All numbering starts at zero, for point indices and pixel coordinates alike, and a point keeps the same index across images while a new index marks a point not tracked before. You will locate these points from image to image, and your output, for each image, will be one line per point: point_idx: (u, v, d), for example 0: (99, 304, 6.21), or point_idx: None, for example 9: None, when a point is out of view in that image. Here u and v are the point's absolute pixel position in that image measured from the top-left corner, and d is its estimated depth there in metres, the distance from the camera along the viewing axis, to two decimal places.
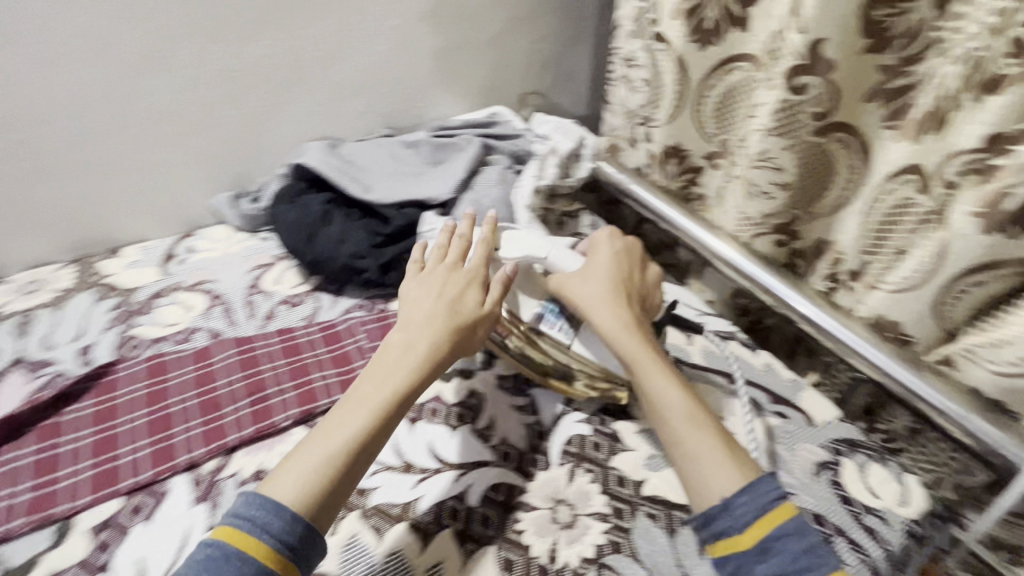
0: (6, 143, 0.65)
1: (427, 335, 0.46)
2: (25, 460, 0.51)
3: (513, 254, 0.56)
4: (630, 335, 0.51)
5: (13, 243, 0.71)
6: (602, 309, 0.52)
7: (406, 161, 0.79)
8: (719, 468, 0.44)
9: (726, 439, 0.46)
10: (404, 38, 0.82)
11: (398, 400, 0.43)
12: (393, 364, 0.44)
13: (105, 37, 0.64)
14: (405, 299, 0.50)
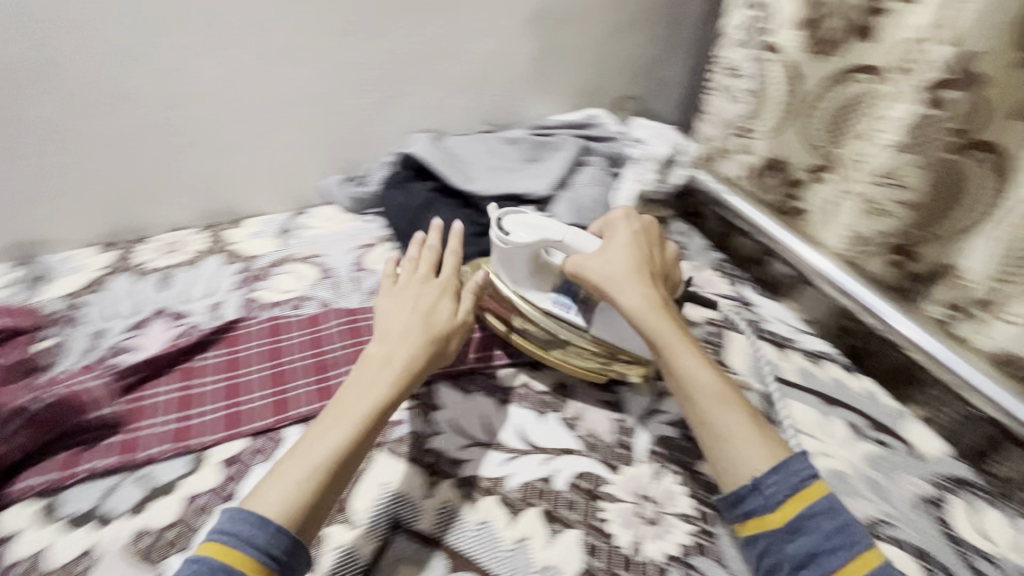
0: (166, 119, 0.72)
1: (406, 344, 0.50)
2: (166, 396, 0.57)
3: (529, 237, 0.54)
4: (658, 315, 0.51)
5: (156, 208, 0.79)
6: (627, 291, 0.51)
7: (504, 156, 0.81)
8: (751, 448, 0.45)
9: (755, 417, 0.47)
10: (514, 39, 0.85)
11: (377, 412, 0.45)
12: (373, 374, 0.47)
13: (259, 28, 0.70)
14: (382, 312, 0.53)
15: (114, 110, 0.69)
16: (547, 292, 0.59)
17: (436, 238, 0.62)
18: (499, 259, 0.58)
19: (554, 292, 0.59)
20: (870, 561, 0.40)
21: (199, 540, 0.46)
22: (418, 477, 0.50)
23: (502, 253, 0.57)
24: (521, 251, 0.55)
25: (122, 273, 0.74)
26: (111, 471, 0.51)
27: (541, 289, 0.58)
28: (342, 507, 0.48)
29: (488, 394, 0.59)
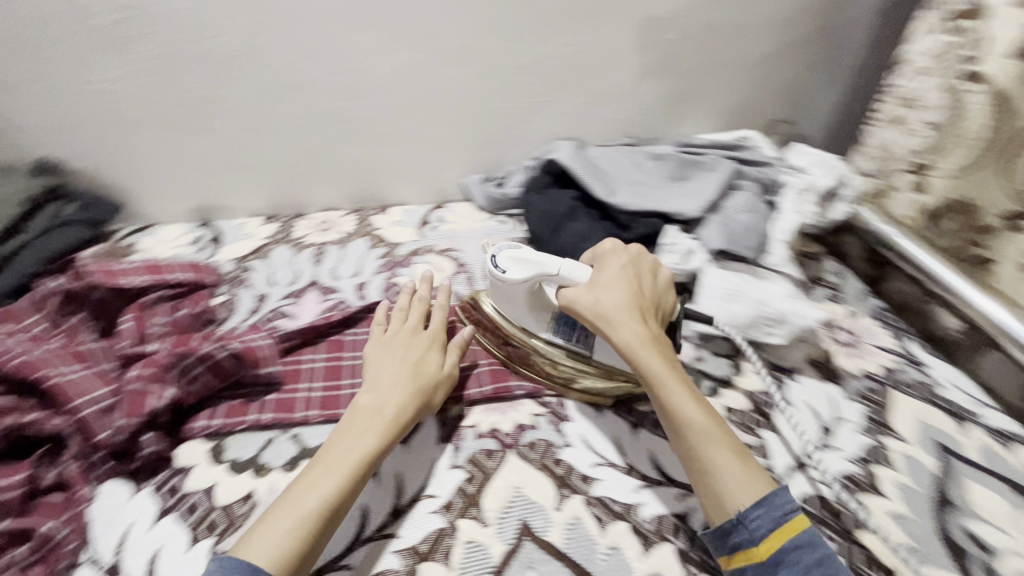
0: (336, 109, 0.76)
1: (397, 394, 0.49)
2: (319, 363, 0.61)
3: (524, 272, 0.54)
4: (650, 348, 0.48)
5: (315, 188, 0.85)
6: (621, 326, 0.49)
7: (650, 172, 0.79)
8: (739, 483, 0.43)
9: (739, 449, 0.46)
10: (672, 52, 0.82)
11: (365, 464, 0.45)
12: (362, 426, 0.47)
13: (433, 27, 0.71)
14: (373, 361, 0.53)
15: (295, 96, 0.74)
16: (546, 324, 0.56)
17: (425, 289, 0.63)
18: (497, 295, 0.57)
19: (552, 324, 0.56)
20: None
21: None
22: (548, 486, 0.50)
23: (498, 287, 0.56)
24: (517, 286, 0.54)
25: (282, 244, 0.80)
26: (269, 425, 0.55)
27: (539, 322, 0.57)
28: (473, 503, 0.49)
29: (619, 414, 0.57)
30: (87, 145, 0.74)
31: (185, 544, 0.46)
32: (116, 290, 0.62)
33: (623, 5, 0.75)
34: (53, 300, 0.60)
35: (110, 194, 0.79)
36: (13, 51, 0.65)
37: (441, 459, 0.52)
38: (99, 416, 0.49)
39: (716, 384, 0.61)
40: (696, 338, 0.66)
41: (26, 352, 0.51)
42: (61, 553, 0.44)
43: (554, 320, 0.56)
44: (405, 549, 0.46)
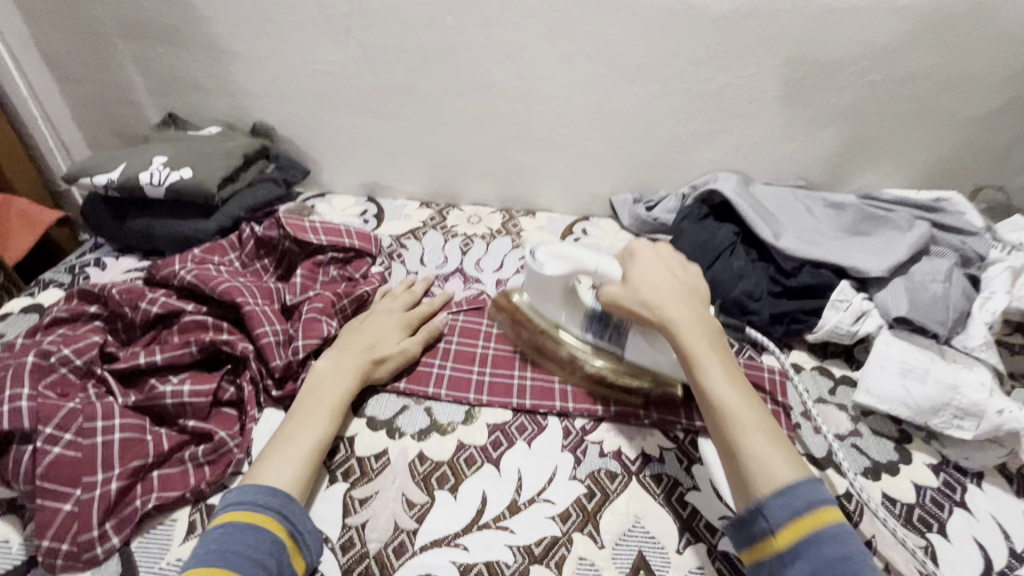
0: (511, 111, 0.80)
1: (352, 357, 0.54)
2: (450, 345, 0.62)
3: (560, 270, 0.55)
4: (689, 333, 0.48)
5: (471, 182, 0.90)
6: (663, 313, 0.49)
7: (821, 220, 0.73)
8: (766, 470, 0.41)
9: (772, 435, 0.43)
10: (873, 95, 0.74)
11: (340, 404, 0.51)
12: (328, 382, 0.52)
13: (622, 44, 0.71)
14: (345, 332, 0.58)
15: (476, 95, 0.78)
16: (579, 321, 0.58)
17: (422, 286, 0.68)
18: (530, 288, 0.59)
19: (584, 324, 0.58)
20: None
21: (463, 487, 0.50)
22: (671, 524, 0.48)
23: (534, 284, 0.57)
24: (552, 283, 0.56)
25: (435, 229, 0.84)
26: (404, 394, 0.57)
27: (572, 317, 0.58)
28: (591, 520, 0.48)
29: None
30: (296, 115, 0.84)
31: (324, 483, 0.50)
32: (300, 243, 0.69)
33: (828, 41, 0.69)
34: (251, 243, 0.70)
35: (304, 160, 0.90)
36: (257, 31, 0.75)
37: (562, 467, 0.52)
38: (275, 345, 0.56)
39: (876, 466, 0.54)
40: (855, 409, 0.59)
41: (231, 280, 0.59)
42: (230, 460, 0.49)
43: (586, 319, 0.58)
44: (519, 546, 0.46)
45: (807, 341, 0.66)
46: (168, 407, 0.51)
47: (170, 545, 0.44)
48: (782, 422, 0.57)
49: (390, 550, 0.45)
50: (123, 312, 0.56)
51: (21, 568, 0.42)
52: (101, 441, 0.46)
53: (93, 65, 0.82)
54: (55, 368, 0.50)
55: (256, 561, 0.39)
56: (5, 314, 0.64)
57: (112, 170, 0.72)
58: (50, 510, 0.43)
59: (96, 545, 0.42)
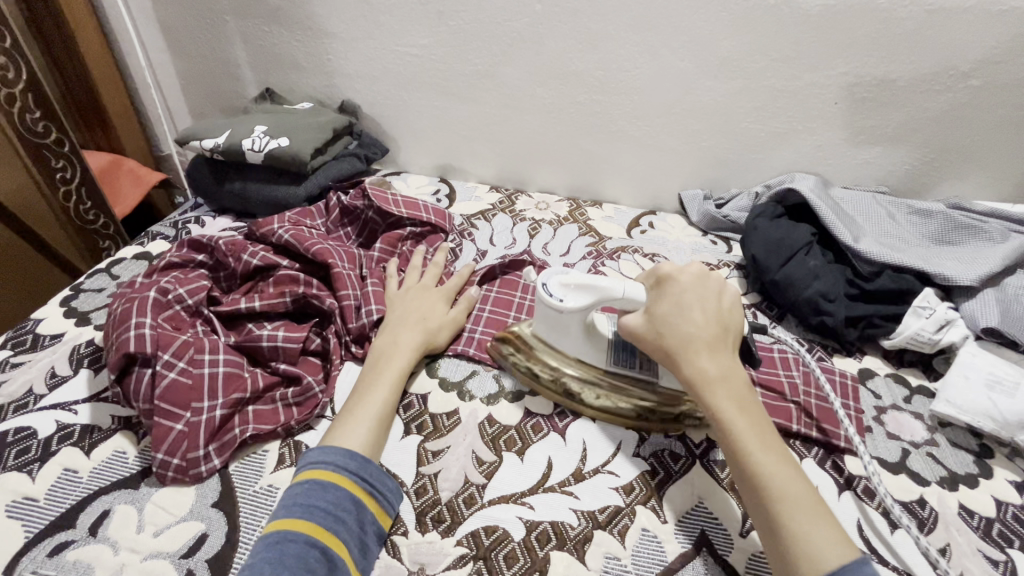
0: (588, 101, 0.81)
1: (407, 331, 0.56)
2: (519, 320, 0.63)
3: (585, 298, 0.50)
4: (718, 384, 0.44)
5: (541, 170, 0.92)
6: (688, 359, 0.45)
7: (904, 229, 0.71)
8: (815, 553, 0.36)
9: (816, 508, 0.38)
10: (972, 101, 0.70)
11: (401, 375, 0.53)
12: (383, 359, 0.54)
13: (708, 39, 0.72)
14: (389, 308, 0.59)
15: (556, 84, 0.80)
16: (604, 352, 0.53)
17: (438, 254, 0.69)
18: (547, 323, 0.54)
19: (612, 357, 0.53)
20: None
21: (529, 451, 0.51)
22: (734, 508, 0.48)
23: (552, 317, 0.53)
24: (574, 316, 0.51)
25: (504, 213, 0.85)
26: (474, 360, 0.59)
27: (597, 350, 0.53)
28: (654, 495, 0.49)
29: (822, 467, 0.53)
30: (382, 95, 0.88)
31: (398, 433, 0.52)
32: (382, 214, 0.73)
33: (923, 42, 0.67)
34: (336, 211, 0.75)
35: (383, 139, 0.94)
36: (352, 13, 0.80)
37: (625, 443, 0.52)
38: (354, 308, 0.59)
39: (955, 478, 0.52)
40: (931, 419, 0.57)
41: (323, 242, 0.64)
42: (315, 404, 0.52)
43: (612, 350, 0.53)
44: (583, 511, 0.47)
45: (882, 347, 0.64)
46: (263, 349, 0.55)
47: (263, 472, 0.48)
48: (853, 424, 0.56)
49: (461, 500, 0.48)
50: (227, 263, 0.62)
51: (138, 476, 0.47)
52: (208, 373, 0.51)
53: (203, 41, 0.89)
54: (171, 304, 0.55)
55: (337, 518, 0.42)
56: (119, 259, 0.71)
57: (217, 136, 0.78)
58: (165, 428, 0.47)
59: (201, 463, 0.47)
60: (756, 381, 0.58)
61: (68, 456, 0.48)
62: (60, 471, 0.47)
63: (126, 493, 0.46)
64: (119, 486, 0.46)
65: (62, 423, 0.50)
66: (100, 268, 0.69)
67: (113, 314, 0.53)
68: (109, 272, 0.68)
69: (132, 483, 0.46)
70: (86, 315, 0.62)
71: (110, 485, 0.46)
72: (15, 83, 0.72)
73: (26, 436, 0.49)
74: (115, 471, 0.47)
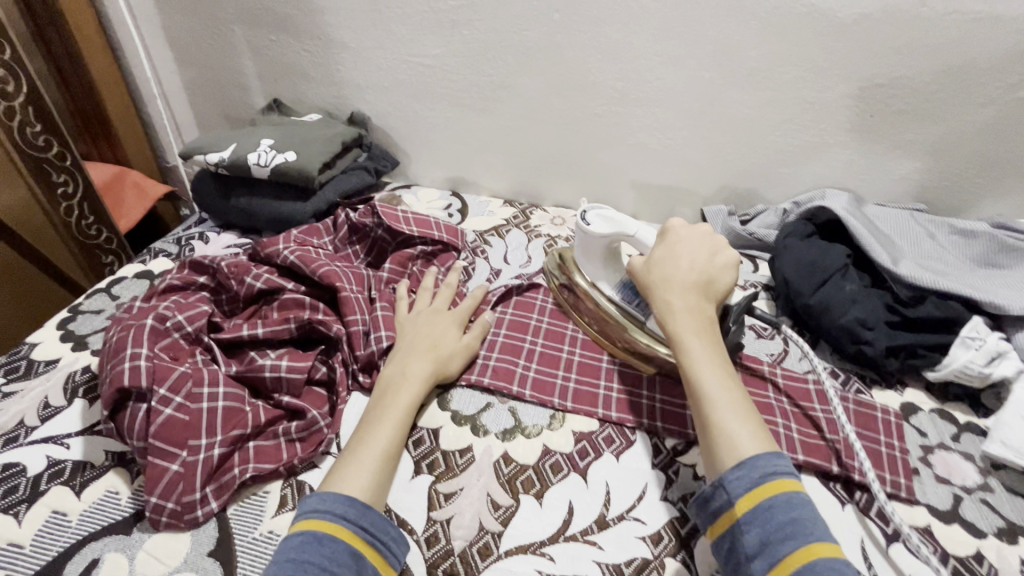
0: (607, 113, 0.78)
1: (418, 360, 0.53)
2: (536, 347, 0.59)
3: (604, 228, 0.56)
4: (682, 312, 0.47)
5: (557, 183, 0.88)
6: (662, 291, 0.48)
7: (945, 250, 0.66)
8: (734, 444, 0.40)
9: (748, 412, 0.42)
10: (1020, 113, 0.65)
11: (411, 409, 0.49)
12: (392, 391, 0.50)
13: (736, 48, 0.68)
14: (398, 335, 0.56)
15: (573, 95, 0.77)
16: (613, 283, 0.58)
17: (450, 275, 0.66)
18: (576, 245, 0.60)
19: (617, 287, 0.57)
20: (814, 556, 0.35)
21: (548, 494, 0.48)
22: None
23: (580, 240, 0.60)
24: (595, 242, 0.57)
25: (518, 228, 0.81)
26: (488, 390, 0.55)
27: (609, 280, 0.58)
28: (685, 546, 0.45)
29: (865, 514, 0.49)
30: (393, 106, 0.86)
31: (409, 473, 0.49)
32: (392, 232, 0.70)
33: (968, 51, 0.63)
34: (344, 229, 0.72)
35: (393, 150, 0.91)
36: (361, 23, 0.77)
37: (652, 485, 0.49)
38: (362, 335, 0.56)
39: (1012, 529, 0.48)
40: (983, 461, 0.53)
41: (329, 263, 0.61)
42: (320, 440, 0.49)
43: (621, 283, 0.58)
44: (608, 564, 0.43)
45: (925, 379, 0.60)
46: (266, 380, 0.52)
47: (264, 517, 0.45)
48: (898, 466, 0.52)
49: (475, 550, 0.44)
50: (230, 286, 0.59)
51: (130, 521, 0.44)
52: (206, 407, 0.47)
53: (209, 51, 0.87)
54: (169, 332, 0.52)
55: (334, 575, 0.38)
56: (120, 278, 0.68)
57: (223, 149, 0.76)
58: (159, 469, 0.44)
59: (197, 507, 0.44)
60: (790, 418, 0.55)
61: (57, 497, 0.45)
62: (49, 513, 0.44)
63: (118, 539, 0.43)
64: (110, 531, 0.43)
65: (53, 459, 0.48)
66: (100, 287, 0.67)
67: (108, 342, 0.51)
68: (109, 292, 0.66)
69: (124, 528, 0.43)
70: (83, 339, 0.59)
71: (100, 530, 0.43)
72: (15, 95, 0.70)
73: (14, 474, 0.46)
74: (107, 513, 0.44)
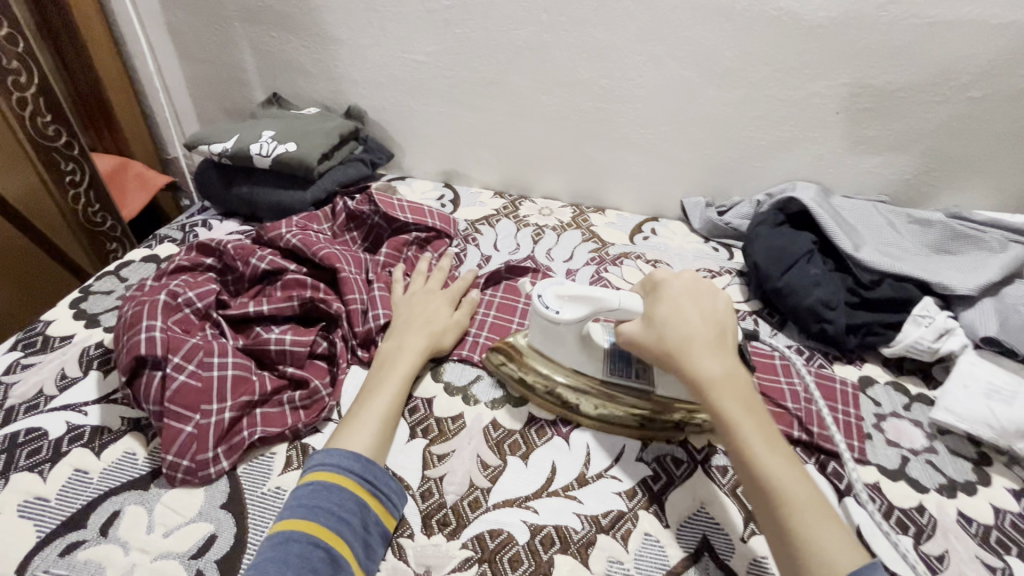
0: (593, 109, 0.82)
1: (414, 336, 0.57)
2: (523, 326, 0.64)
3: (580, 311, 0.50)
4: (719, 387, 0.43)
5: (545, 175, 0.92)
6: (693, 363, 0.44)
7: (903, 237, 0.72)
8: (829, 562, 0.35)
9: (829, 514, 0.38)
10: (972, 112, 0.71)
11: (407, 379, 0.53)
12: (390, 363, 0.54)
13: (712, 48, 0.73)
14: (395, 313, 0.60)
15: (561, 91, 0.81)
16: (601, 361, 0.53)
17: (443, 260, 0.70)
18: (540, 331, 0.54)
19: (608, 364, 0.53)
20: None
21: (534, 455, 0.52)
22: (735, 513, 0.48)
23: (551, 329, 0.52)
24: (569, 328, 0.51)
25: (507, 218, 0.85)
26: (478, 365, 0.60)
27: (594, 360, 0.53)
28: (657, 500, 0.49)
29: (821, 473, 0.54)
30: (388, 102, 0.89)
31: (404, 437, 0.53)
32: (388, 220, 0.74)
33: (924, 53, 0.68)
34: (343, 216, 0.76)
35: (387, 143, 0.95)
36: (360, 22, 0.81)
37: (628, 447, 0.53)
38: (360, 312, 0.60)
39: (954, 485, 0.53)
40: (930, 427, 0.58)
41: (330, 247, 0.65)
42: (322, 407, 0.53)
43: (608, 359, 0.53)
44: (587, 515, 0.48)
45: (882, 355, 0.65)
46: (271, 352, 0.56)
47: (271, 474, 0.49)
48: (853, 431, 0.57)
49: (466, 503, 0.48)
50: (236, 267, 0.63)
51: (147, 478, 0.48)
52: (217, 375, 0.51)
53: (211, 46, 0.90)
54: (181, 307, 0.56)
55: (341, 518, 0.42)
56: (128, 261, 0.71)
57: (226, 140, 0.79)
58: (174, 430, 0.48)
59: (210, 465, 0.47)
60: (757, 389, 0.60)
61: (79, 456, 0.48)
62: (72, 471, 0.47)
63: (136, 494, 0.46)
64: (129, 486, 0.47)
65: (72, 424, 0.51)
66: (108, 270, 0.70)
67: (124, 316, 0.54)
68: (118, 275, 0.69)
69: (141, 485, 0.47)
70: (94, 318, 0.62)
71: (120, 486, 0.47)
72: (27, 87, 0.73)
73: (37, 437, 0.50)
74: (125, 472, 0.48)
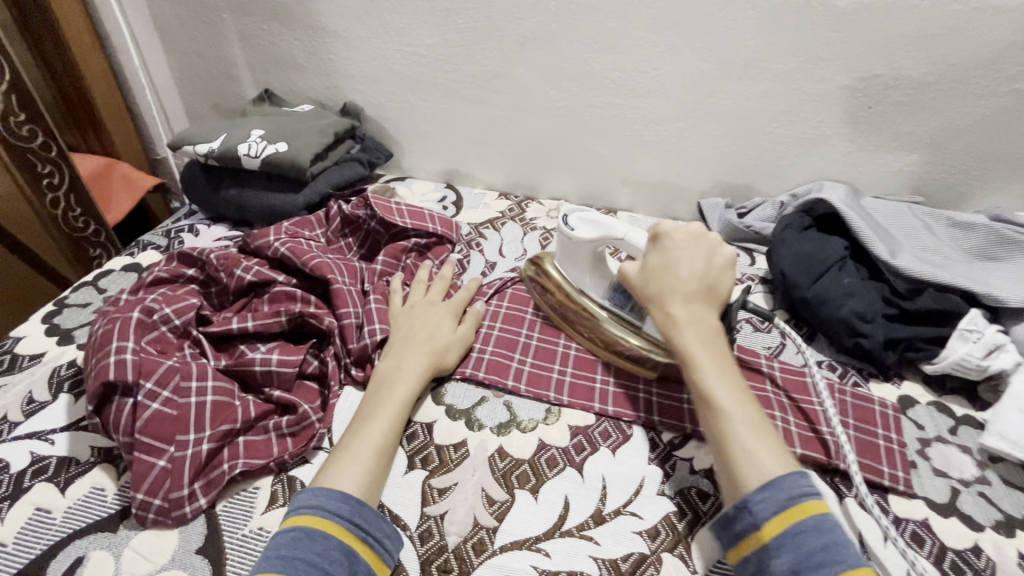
0: (604, 105, 0.77)
1: (414, 355, 0.52)
2: (531, 340, 0.59)
3: (590, 232, 0.53)
4: (688, 324, 0.46)
5: (553, 175, 0.87)
6: (664, 301, 0.47)
7: (944, 241, 0.66)
8: (756, 467, 0.39)
9: (766, 431, 0.41)
10: (1019, 106, 0.65)
11: (407, 404, 0.48)
12: (387, 387, 0.49)
13: (734, 39, 0.67)
14: (393, 329, 0.55)
15: (569, 86, 0.76)
16: (603, 289, 0.56)
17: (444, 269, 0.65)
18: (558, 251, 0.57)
19: (609, 292, 0.55)
20: None
21: (544, 489, 0.47)
22: None
23: (565, 246, 0.56)
24: (580, 247, 0.54)
25: (513, 221, 0.80)
26: (483, 384, 0.55)
27: (597, 287, 0.56)
28: (681, 541, 0.44)
29: (863, 508, 0.48)
30: (385, 97, 0.84)
31: (402, 468, 0.48)
32: (386, 224, 0.69)
33: (969, 42, 0.62)
34: (337, 221, 0.71)
35: (386, 142, 0.90)
36: (354, 12, 0.76)
37: (648, 479, 0.48)
38: (355, 328, 0.55)
39: (1012, 521, 0.48)
40: (981, 454, 0.52)
41: (322, 256, 0.60)
42: (312, 435, 0.48)
43: (611, 287, 0.55)
44: (604, 559, 0.43)
45: (922, 372, 0.59)
46: (256, 373, 0.51)
47: (254, 513, 0.44)
48: (895, 460, 0.51)
49: (469, 546, 0.43)
50: (219, 278, 0.58)
51: (116, 518, 0.43)
52: (195, 402, 0.46)
53: (199, 40, 0.85)
54: (156, 325, 0.51)
55: (324, 571, 0.37)
56: (107, 270, 0.67)
57: (213, 140, 0.75)
58: (146, 464, 0.43)
59: (185, 504, 0.43)
60: (787, 411, 0.54)
61: (41, 494, 0.44)
62: (33, 510, 0.43)
63: (103, 537, 0.42)
64: (95, 528, 0.42)
65: (36, 456, 0.46)
66: (86, 280, 0.65)
67: (94, 336, 0.49)
68: (96, 285, 0.64)
69: (109, 526, 0.42)
70: (68, 334, 0.58)
71: (86, 527, 0.42)
72: None
73: None
74: (92, 511, 0.43)
